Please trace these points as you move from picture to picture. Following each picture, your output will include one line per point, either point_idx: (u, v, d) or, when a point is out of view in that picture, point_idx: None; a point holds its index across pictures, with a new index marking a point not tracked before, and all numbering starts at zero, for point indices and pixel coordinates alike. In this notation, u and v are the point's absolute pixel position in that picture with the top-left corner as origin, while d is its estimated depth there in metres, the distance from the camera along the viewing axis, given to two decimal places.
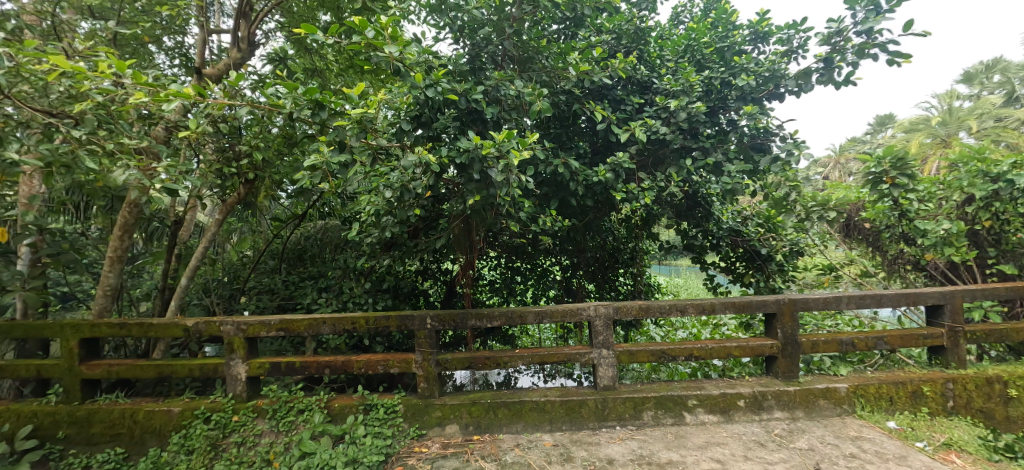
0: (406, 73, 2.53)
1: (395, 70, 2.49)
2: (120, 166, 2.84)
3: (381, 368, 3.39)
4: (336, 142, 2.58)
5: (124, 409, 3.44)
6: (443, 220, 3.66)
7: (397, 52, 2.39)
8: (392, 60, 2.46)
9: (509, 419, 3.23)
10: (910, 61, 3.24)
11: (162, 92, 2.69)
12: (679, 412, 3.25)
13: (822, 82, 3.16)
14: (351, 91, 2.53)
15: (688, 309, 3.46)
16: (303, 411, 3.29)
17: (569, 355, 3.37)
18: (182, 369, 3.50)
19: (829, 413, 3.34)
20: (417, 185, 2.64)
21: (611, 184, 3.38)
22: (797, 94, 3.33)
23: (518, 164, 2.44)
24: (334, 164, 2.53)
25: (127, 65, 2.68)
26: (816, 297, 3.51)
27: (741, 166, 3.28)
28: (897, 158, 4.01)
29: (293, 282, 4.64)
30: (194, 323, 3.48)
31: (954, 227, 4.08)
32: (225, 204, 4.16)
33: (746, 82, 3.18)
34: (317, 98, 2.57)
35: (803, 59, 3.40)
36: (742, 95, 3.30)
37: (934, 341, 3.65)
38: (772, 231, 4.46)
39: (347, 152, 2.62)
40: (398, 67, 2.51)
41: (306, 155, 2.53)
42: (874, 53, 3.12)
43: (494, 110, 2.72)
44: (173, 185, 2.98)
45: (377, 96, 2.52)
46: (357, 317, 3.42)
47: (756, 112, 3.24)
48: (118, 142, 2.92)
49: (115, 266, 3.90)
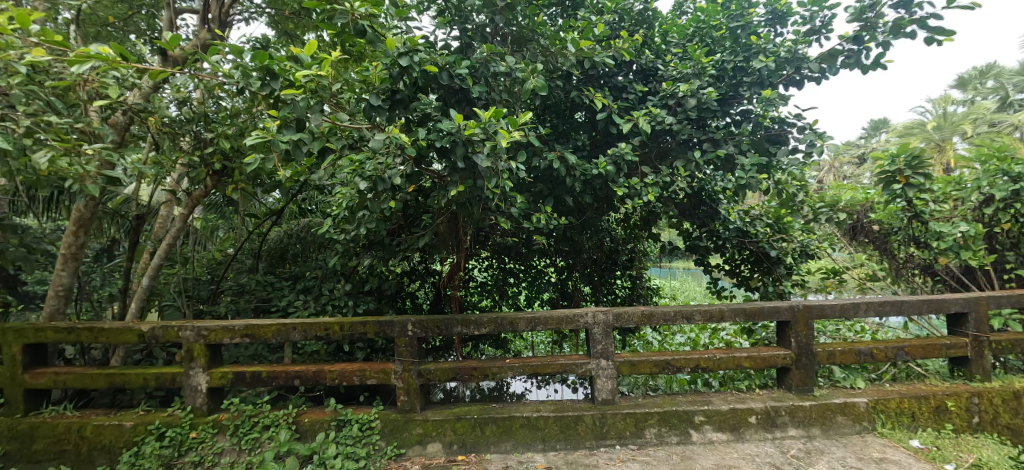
0: (373, 38, 2.15)
1: (359, 32, 2.11)
2: (46, 149, 2.49)
3: (357, 379, 3.06)
4: (296, 119, 2.22)
5: (71, 423, 3.09)
6: (428, 216, 3.37)
7: (362, 8, 2.02)
8: (357, 19, 2.09)
9: (498, 437, 2.92)
10: (951, 39, 2.92)
11: (83, 48, 2.27)
12: (685, 430, 2.95)
13: (850, 65, 2.86)
14: (302, 50, 2.11)
15: (695, 316, 3.14)
16: (268, 427, 2.95)
17: (565, 365, 3.05)
18: (136, 379, 3.16)
19: (848, 431, 3.06)
20: (394, 174, 2.33)
21: (612, 178, 3.08)
22: (820, 80, 3.01)
23: (507, 147, 2.13)
24: (299, 147, 2.20)
25: (33, 20, 2.27)
26: (833, 303, 3.21)
27: (757, 159, 2.98)
28: (912, 156, 3.84)
29: (270, 282, 4.33)
30: (150, 328, 3.12)
31: (972, 229, 3.84)
32: (190, 197, 3.75)
33: (764, 64, 2.87)
34: (268, 64, 2.15)
35: (827, 41, 3.09)
36: (758, 80, 3.00)
37: (958, 352, 3.37)
38: (781, 231, 4.16)
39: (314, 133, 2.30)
40: (363, 29, 2.13)
41: (255, 131, 2.16)
42: (910, 31, 2.80)
43: (482, 90, 2.41)
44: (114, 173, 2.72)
45: (331, 55, 2.07)
46: (332, 323, 3.09)
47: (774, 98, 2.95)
48: (45, 120, 2.53)
49: (68, 264, 3.54)
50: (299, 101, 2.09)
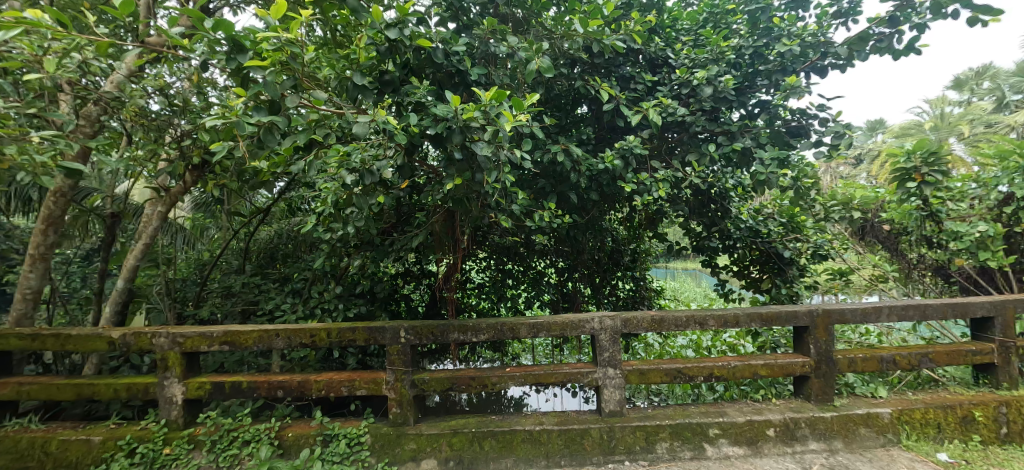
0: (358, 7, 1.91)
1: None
2: None
3: (345, 390, 2.83)
4: (269, 101, 1.97)
5: (35, 438, 2.84)
6: (422, 214, 3.15)
7: None
8: None
9: (498, 453, 2.71)
10: (994, 21, 2.70)
11: (11, 11, 2.05)
12: (700, 444, 2.75)
13: (881, 49, 2.66)
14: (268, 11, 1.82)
15: (709, 321, 2.93)
16: (249, 442, 2.73)
17: (570, 374, 2.84)
18: (106, 390, 2.91)
19: (871, 444, 2.86)
20: (384, 166, 2.11)
21: (620, 173, 2.87)
22: (849, 66, 2.81)
23: (510, 133, 1.93)
24: (275, 134, 1.98)
25: None
26: (854, 308, 3.01)
27: (777, 152, 2.77)
28: (929, 152, 3.63)
29: (257, 284, 4.10)
30: (121, 335, 2.88)
31: (992, 229, 3.61)
32: (168, 194, 3.50)
33: (787, 47, 2.67)
34: (237, 34, 1.84)
35: (856, 24, 2.89)
36: (781, 67, 2.80)
37: (985, 358, 3.18)
38: (795, 231, 3.96)
39: (289, 119, 2.09)
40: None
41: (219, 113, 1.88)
42: (949, 12, 2.60)
43: (481, 73, 2.20)
44: (73, 165, 2.28)
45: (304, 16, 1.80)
46: (318, 329, 2.85)
47: (798, 86, 2.67)
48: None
49: (37, 265, 3.25)
50: (272, 79, 1.86)
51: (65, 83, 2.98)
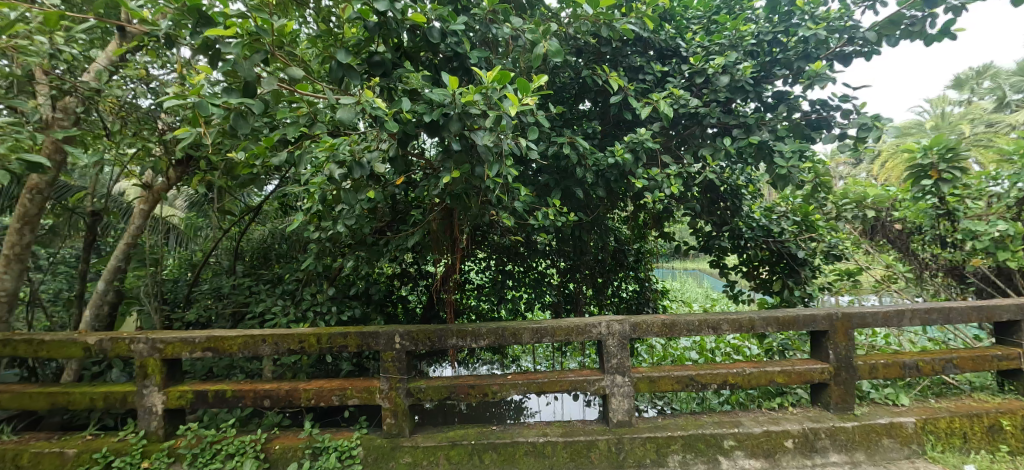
0: None
1: None
2: None
3: (336, 400, 2.65)
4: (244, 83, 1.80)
5: (5, 450, 2.66)
6: (419, 211, 2.98)
7: None
8: None
9: (498, 467, 2.54)
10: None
11: None
12: (714, 456, 2.58)
13: (912, 33, 2.52)
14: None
15: (723, 326, 2.77)
16: (233, 456, 2.55)
17: (575, 382, 2.66)
18: (81, 399, 2.72)
19: (895, 456, 2.69)
20: (375, 159, 1.94)
21: (629, 168, 2.71)
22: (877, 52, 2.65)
23: (513, 119, 1.74)
24: (244, 120, 1.82)
25: None
26: (875, 312, 2.85)
27: (798, 145, 2.59)
28: (946, 148, 3.42)
29: (248, 286, 3.93)
30: (97, 340, 2.69)
31: (1012, 228, 3.38)
32: (150, 191, 3.35)
33: (812, 31, 2.52)
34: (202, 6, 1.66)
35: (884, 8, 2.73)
36: (804, 53, 2.65)
37: (1011, 364, 3.02)
38: (809, 230, 3.79)
39: (266, 104, 1.91)
40: None
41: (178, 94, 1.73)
42: None
43: (481, 57, 2.03)
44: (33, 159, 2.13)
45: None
46: (307, 335, 2.67)
47: (824, 73, 2.51)
48: None
49: (13, 265, 3.04)
50: (244, 60, 1.68)
51: (38, 73, 2.79)
